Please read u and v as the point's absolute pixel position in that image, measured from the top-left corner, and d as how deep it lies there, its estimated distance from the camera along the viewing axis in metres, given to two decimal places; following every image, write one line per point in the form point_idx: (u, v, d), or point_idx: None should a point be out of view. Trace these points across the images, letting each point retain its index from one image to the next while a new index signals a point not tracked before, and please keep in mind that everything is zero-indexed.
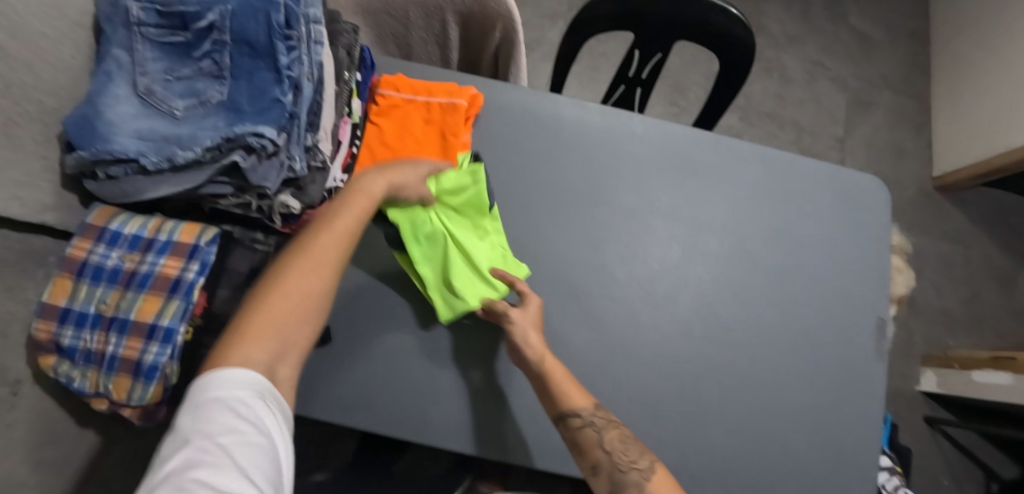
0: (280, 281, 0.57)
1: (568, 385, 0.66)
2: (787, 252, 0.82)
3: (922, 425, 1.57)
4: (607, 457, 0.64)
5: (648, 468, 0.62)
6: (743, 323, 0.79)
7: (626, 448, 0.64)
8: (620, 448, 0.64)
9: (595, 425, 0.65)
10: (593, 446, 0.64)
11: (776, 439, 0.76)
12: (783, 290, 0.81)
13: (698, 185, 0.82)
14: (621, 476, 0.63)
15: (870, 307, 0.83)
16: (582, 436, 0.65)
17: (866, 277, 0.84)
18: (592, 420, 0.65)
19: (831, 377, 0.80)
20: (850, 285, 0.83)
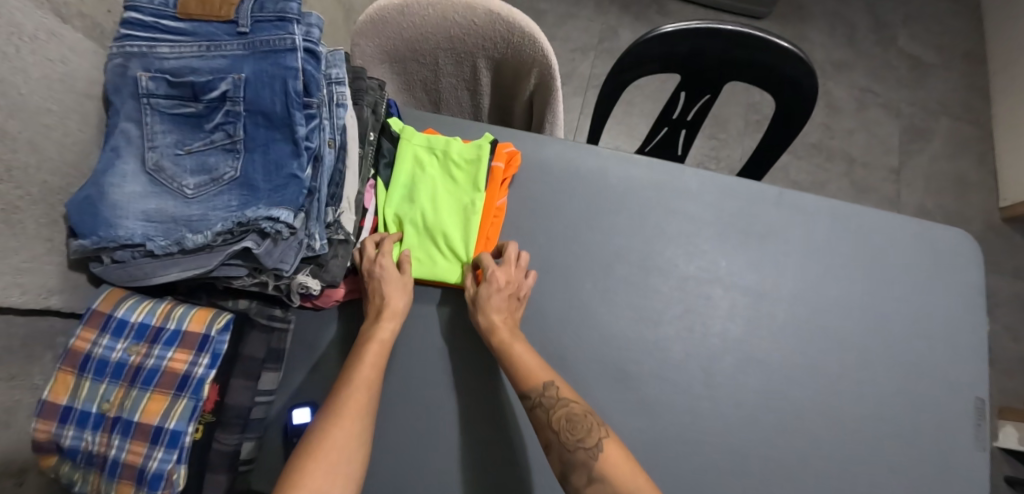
0: (316, 439, 0.53)
1: (522, 361, 0.61)
2: (868, 324, 0.71)
3: (1003, 487, 1.40)
4: (556, 437, 0.57)
5: (593, 446, 0.55)
6: (818, 408, 0.68)
7: (574, 427, 0.57)
8: (565, 427, 0.57)
9: (543, 405, 0.58)
10: (542, 426, 0.58)
11: None
12: (865, 368, 0.70)
13: (759, 247, 0.73)
14: (569, 457, 0.56)
15: (970, 388, 0.71)
16: (535, 417, 0.59)
17: (963, 351, 0.72)
18: (541, 400, 0.59)
19: (925, 474, 0.68)
20: (942, 361, 0.71)
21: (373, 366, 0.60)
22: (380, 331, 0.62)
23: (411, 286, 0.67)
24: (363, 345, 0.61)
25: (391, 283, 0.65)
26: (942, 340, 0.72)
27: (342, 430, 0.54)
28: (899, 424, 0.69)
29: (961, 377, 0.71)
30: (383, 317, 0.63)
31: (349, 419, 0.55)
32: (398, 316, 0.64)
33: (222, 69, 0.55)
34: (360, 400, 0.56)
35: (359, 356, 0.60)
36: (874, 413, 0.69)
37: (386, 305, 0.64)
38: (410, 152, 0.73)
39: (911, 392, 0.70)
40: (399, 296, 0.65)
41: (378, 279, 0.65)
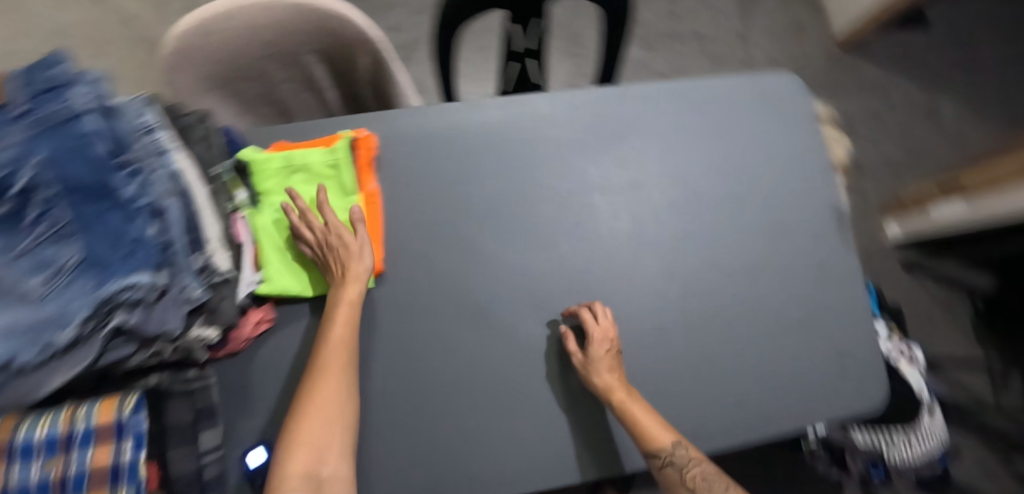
0: (305, 404, 0.60)
1: (648, 426, 0.65)
2: (730, 180, 0.79)
3: (901, 273, 1.61)
4: None
5: None
6: (713, 266, 0.76)
7: (709, 486, 0.66)
8: (702, 486, 0.66)
9: (673, 464, 0.65)
10: (675, 484, 0.66)
11: (781, 367, 0.74)
12: (740, 218, 0.78)
13: (620, 145, 0.78)
14: None
15: (827, 201, 0.81)
16: (665, 475, 0.66)
17: (814, 174, 0.81)
18: (671, 459, 0.65)
19: (812, 288, 0.77)
20: (800, 188, 0.80)
21: (346, 326, 0.65)
22: (347, 294, 0.66)
23: (367, 246, 0.68)
24: (333, 308, 0.65)
25: (351, 249, 0.67)
26: (794, 170, 0.81)
27: (328, 388, 0.61)
28: (782, 254, 0.78)
29: (818, 195, 0.81)
30: (347, 280, 0.66)
31: (332, 377, 0.62)
32: (362, 277, 0.67)
33: (11, 157, 0.48)
34: (338, 359, 0.63)
35: (331, 320, 0.65)
36: (760, 252, 0.77)
37: (347, 268, 0.66)
38: (270, 177, 0.71)
39: (784, 224, 0.79)
40: (359, 258, 0.67)
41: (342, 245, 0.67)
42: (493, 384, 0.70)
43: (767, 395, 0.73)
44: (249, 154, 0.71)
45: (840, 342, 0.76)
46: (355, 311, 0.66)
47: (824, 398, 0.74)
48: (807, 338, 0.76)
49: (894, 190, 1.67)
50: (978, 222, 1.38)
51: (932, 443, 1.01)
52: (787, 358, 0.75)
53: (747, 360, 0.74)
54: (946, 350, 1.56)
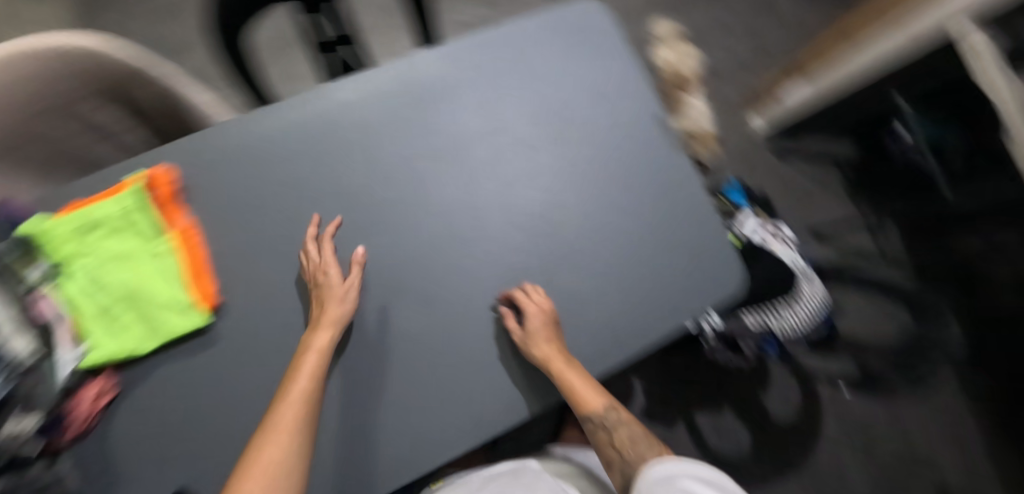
0: (251, 464, 0.58)
1: (580, 393, 0.68)
2: (551, 116, 0.80)
3: (775, 163, 1.69)
4: (619, 455, 0.81)
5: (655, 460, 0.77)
6: (557, 199, 0.78)
7: (635, 445, 0.80)
8: (628, 447, 0.81)
9: (604, 426, 0.81)
10: (607, 446, 0.82)
11: (644, 276, 0.78)
12: (570, 146, 0.80)
13: (435, 110, 0.77)
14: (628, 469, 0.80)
15: (649, 109, 0.83)
16: (598, 437, 0.83)
17: (631, 85, 0.84)
18: (603, 422, 0.80)
19: (653, 198, 0.81)
20: (620, 103, 0.82)
21: (307, 370, 0.63)
22: (317, 341, 0.65)
23: (352, 292, 0.68)
24: (301, 356, 0.65)
25: (334, 291, 0.67)
26: (611, 87, 0.83)
27: (275, 445, 0.59)
28: (619, 170, 0.81)
29: (639, 105, 0.83)
30: (319, 326, 0.66)
31: (280, 433, 0.60)
32: (338, 322, 0.66)
33: None
34: (291, 413, 0.61)
35: (296, 365, 0.64)
36: (597, 174, 0.80)
37: (323, 313, 0.66)
38: (64, 243, 0.66)
39: (613, 142, 0.81)
40: (337, 303, 0.67)
41: (326, 287, 0.67)
42: (368, 376, 0.70)
43: (636, 305, 0.77)
44: (32, 226, 0.65)
45: (692, 237, 0.80)
46: (322, 362, 0.65)
47: (687, 296, 0.78)
48: (661, 243, 0.79)
49: (752, 86, 1.75)
50: (824, 96, 1.48)
51: (814, 301, 1.14)
52: (647, 267, 0.78)
53: (611, 279, 0.77)
54: (831, 222, 1.66)
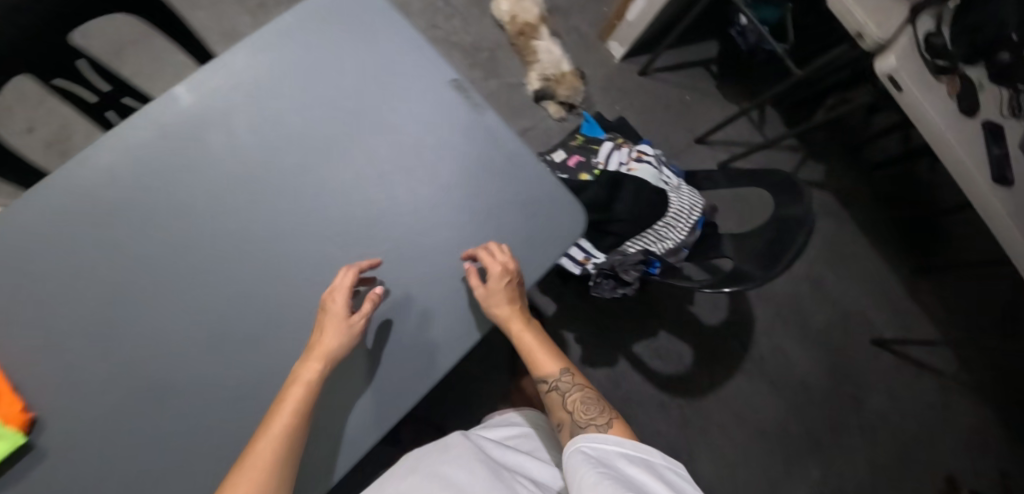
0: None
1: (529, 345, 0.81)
2: (334, 115, 0.77)
3: (642, 81, 1.72)
4: (569, 415, 0.86)
5: (602, 424, 0.82)
6: (364, 196, 0.76)
7: (586, 408, 0.85)
8: (580, 409, 0.86)
9: (556, 388, 0.88)
10: (558, 406, 0.87)
11: (474, 249, 0.78)
12: (364, 138, 0.77)
13: (209, 148, 0.74)
14: (577, 428, 0.84)
15: (437, 79, 0.81)
16: (551, 398, 0.88)
17: (413, 60, 0.81)
18: (556, 385, 0.88)
19: (465, 166, 0.79)
20: (406, 79, 0.79)
21: (290, 403, 0.65)
22: (307, 372, 0.67)
23: (350, 332, 0.69)
24: (288, 387, 0.67)
25: (333, 321, 0.69)
26: (392, 66, 0.79)
27: (250, 482, 0.62)
28: (421, 148, 0.78)
29: (426, 77, 0.80)
30: (314, 357, 0.68)
31: (254, 473, 0.62)
32: (331, 357, 0.68)
33: None
34: (268, 449, 0.63)
35: (286, 393, 0.66)
36: (400, 159, 0.77)
37: (318, 345, 0.68)
38: None
39: (408, 120, 0.78)
40: (335, 335, 0.68)
41: (330, 317, 0.69)
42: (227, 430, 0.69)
43: (473, 279, 0.77)
44: None
45: (514, 195, 0.80)
46: (309, 397, 0.66)
47: (527, 252, 0.80)
48: (484, 211, 0.79)
49: (600, 15, 1.75)
50: (655, 9, 1.49)
51: (695, 217, 1.13)
52: (475, 238, 0.78)
53: (443, 259, 0.77)
54: (704, 123, 1.76)
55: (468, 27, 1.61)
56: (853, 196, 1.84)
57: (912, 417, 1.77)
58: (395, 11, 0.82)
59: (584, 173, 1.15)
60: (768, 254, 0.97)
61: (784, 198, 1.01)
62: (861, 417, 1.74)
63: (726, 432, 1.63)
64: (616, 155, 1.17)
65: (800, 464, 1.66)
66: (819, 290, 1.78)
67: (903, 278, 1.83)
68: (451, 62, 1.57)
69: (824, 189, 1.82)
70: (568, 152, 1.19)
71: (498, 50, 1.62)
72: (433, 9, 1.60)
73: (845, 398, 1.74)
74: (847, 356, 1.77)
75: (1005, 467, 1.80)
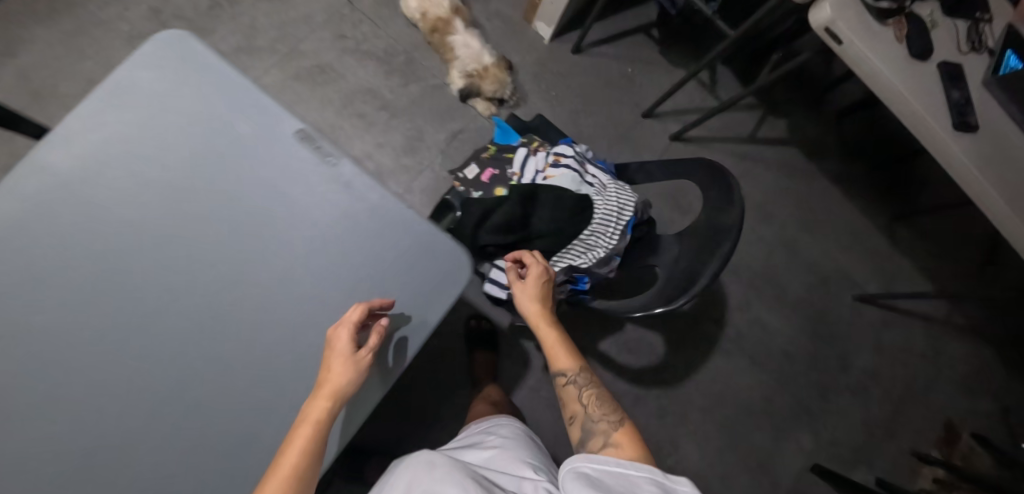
0: None
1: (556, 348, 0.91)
2: (172, 195, 0.71)
3: (577, 60, 1.60)
4: (582, 408, 0.86)
5: (616, 421, 0.81)
6: (211, 279, 0.70)
7: (601, 404, 0.85)
8: (593, 404, 0.85)
9: (573, 382, 0.88)
10: (573, 399, 0.87)
11: (343, 317, 0.72)
12: (205, 214, 0.71)
13: (31, 251, 0.67)
14: (587, 422, 0.83)
15: (281, 134, 0.74)
16: (566, 391, 0.88)
17: (252, 117, 0.74)
18: (574, 378, 0.88)
19: (322, 225, 0.73)
20: (245, 141, 0.73)
21: (297, 444, 0.61)
22: (317, 412, 0.63)
23: (362, 369, 0.65)
24: (295, 431, 0.62)
25: (341, 357, 0.65)
26: (229, 129, 0.73)
27: None
28: (271, 216, 0.72)
29: (269, 134, 0.74)
30: (324, 397, 0.63)
31: None
32: (340, 395, 0.64)
33: None
34: None
35: (292, 436, 0.62)
36: (247, 231, 0.71)
37: (330, 385, 0.64)
38: None
39: (252, 188, 0.72)
40: (342, 372, 0.64)
41: (340, 349, 0.65)
42: None
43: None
44: None
45: (382, 251, 0.73)
46: (321, 440, 0.62)
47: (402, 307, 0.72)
48: (350, 274, 0.72)
49: None
50: None
51: (627, 218, 1.02)
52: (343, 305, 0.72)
53: (308, 331, 0.71)
54: (651, 94, 1.63)
55: (380, 31, 1.49)
56: (820, 147, 1.73)
57: (903, 368, 1.71)
58: (229, 67, 0.75)
59: (500, 187, 1.06)
60: (693, 265, 0.89)
61: (714, 197, 0.93)
62: (850, 378, 1.67)
63: (714, 417, 1.56)
64: (532, 161, 1.07)
65: (793, 435, 1.59)
66: (796, 254, 1.68)
67: (882, 227, 1.74)
68: (366, 73, 1.47)
69: (788, 146, 1.70)
70: (481, 166, 1.08)
71: (416, 51, 1.51)
72: (338, 18, 1.48)
73: (832, 360, 1.67)
74: (831, 317, 1.68)
75: (1004, 402, 1.75)
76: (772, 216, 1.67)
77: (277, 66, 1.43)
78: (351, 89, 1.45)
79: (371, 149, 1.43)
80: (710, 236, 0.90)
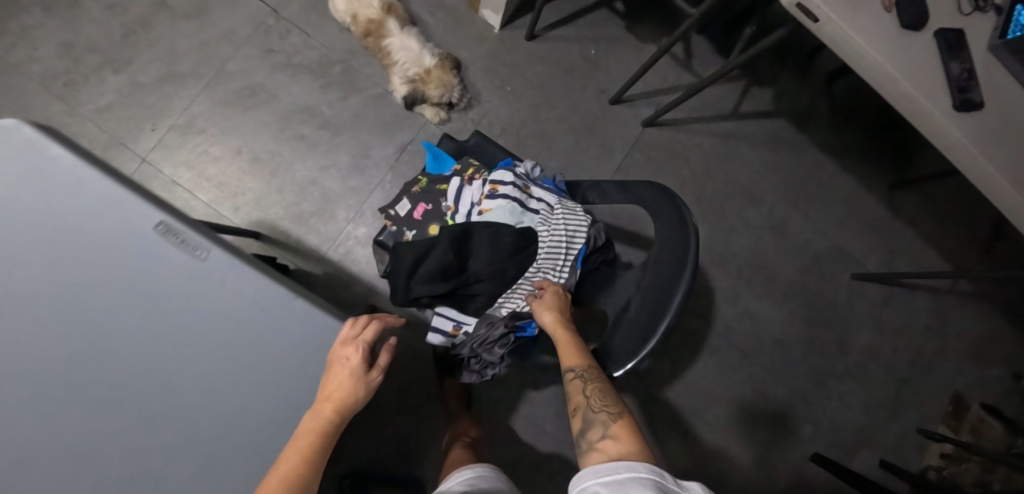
0: None
1: (564, 347, 0.78)
2: (12, 310, 0.60)
3: (533, 47, 1.45)
4: (585, 400, 0.72)
5: (618, 414, 0.69)
6: (75, 413, 0.61)
7: (602, 395, 0.72)
8: (597, 396, 0.72)
9: (579, 376, 0.74)
10: (575, 392, 0.74)
11: (233, 435, 0.64)
12: (59, 337, 0.61)
13: None
14: (589, 415, 0.70)
15: (138, 230, 0.62)
16: (570, 386, 0.75)
17: (101, 213, 0.62)
18: (580, 372, 0.75)
19: (195, 327, 0.63)
20: (93, 243, 0.61)
21: (299, 456, 0.61)
22: (320, 422, 0.63)
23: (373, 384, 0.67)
24: (299, 437, 0.62)
25: (346, 370, 0.64)
26: (74, 232, 0.61)
27: None
28: (136, 330, 0.62)
29: (124, 232, 0.62)
30: (331, 407, 0.63)
31: None
32: (345, 409, 0.64)
33: None
34: None
35: (294, 445, 0.62)
36: (111, 350, 0.61)
37: (337, 393, 0.63)
38: None
39: (111, 299, 0.61)
40: (348, 385, 0.64)
41: (351, 371, 0.64)
42: None
43: (238, 473, 0.64)
44: None
45: (267, 347, 0.64)
46: (324, 449, 0.62)
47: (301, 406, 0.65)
48: (233, 377, 0.63)
49: None
50: None
51: (577, 250, 0.90)
52: (232, 421, 0.64)
53: (195, 445, 0.63)
54: (618, 77, 1.47)
55: (310, 40, 1.36)
56: (809, 115, 1.57)
57: (911, 346, 1.59)
58: (59, 148, 0.61)
59: (434, 225, 0.96)
60: (643, 314, 0.78)
61: (668, 230, 0.79)
62: (850, 361, 1.56)
63: (705, 417, 1.48)
64: (467, 194, 0.96)
65: (790, 428, 1.51)
66: (789, 236, 1.55)
67: (885, 197, 1.59)
68: (301, 88, 1.35)
69: (774, 118, 1.55)
70: (412, 202, 0.98)
71: (353, 59, 1.37)
72: (265, 30, 1.35)
73: (833, 345, 1.55)
74: (830, 299, 1.56)
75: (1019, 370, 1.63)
76: (760, 198, 1.54)
77: (204, 93, 1.32)
78: (287, 109, 1.34)
79: (315, 173, 1.33)
80: (662, 279, 0.78)
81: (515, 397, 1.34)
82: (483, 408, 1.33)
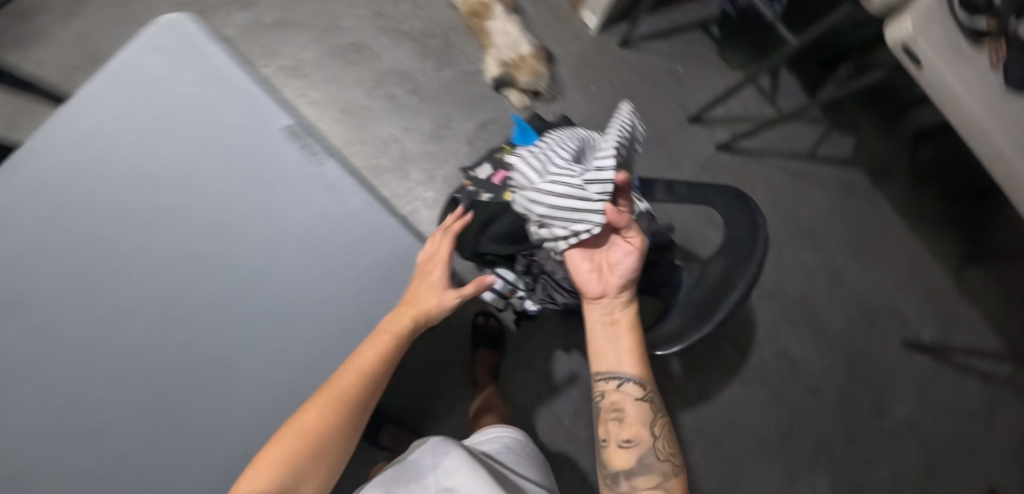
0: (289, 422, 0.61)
1: (625, 343, 0.75)
2: (166, 171, 0.69)
3: (624, 55, 1.50)
4: (647, 435, 0.72)
5: (675, 469, 0.72)
6: (186, 275, 0.68)
7: (665, 445, 0.73)
8: (664, 441, 0.73)
9: (648, 404, 0.74)
10: (638, 420, 0.73)
11: (310, 330, 0.68)
12: (183, 210, 0.69)
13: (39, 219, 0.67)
14: (642, 457, 0.71)
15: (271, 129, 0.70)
16: (628, 403, 0.73)
17: (244, 108, 0.71)
18: (650, 401, 0.74)
19: (301, 222, 0.69)
20: (235, 133, 0.70)
21: (376, 349, 0.64)
22: (401, 325, 0.66)
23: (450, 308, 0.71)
24: (379, 336, 0.65)
25: (438, 289, 0.69)
26: (221, 119, 0.70)
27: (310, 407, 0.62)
28: (252, 213, 0.69)
29: (258, 129, 0.70)
30: (415, 318, 0.66)
31: (326, 401, 0.62)
32: (422, 319, 0.67)
33: None
34: (347, 381, 0.63)
35: (373, 337, 0.66)
36: (229, 227, 0.69)
37: (422, 307, 0.67)
38: None
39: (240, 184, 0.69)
40: (431, 299, 0.68)
41: (436, 286, 0.69)
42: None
43: (302, 368, 0.67)
44: None
45: (358, 256, 0.69)
46: (394, 353, 0.65)
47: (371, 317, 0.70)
48: (325, 274, 0.69)
49: None
50: None
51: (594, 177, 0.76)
52: (314, 313, 0.68)
53: (278, 330, 0.68)
54: (700, 98, 1.51)
55: (419, 11, 1.46)
56: (883, 170, 1.57)
57: (952, 424, 1.52)
58: (224, 54, 0.71)
59: None
60: (695, 307, 0.81)
61: (735, 232, 0.82)
62: (884, 425, 1.50)
63: (724, 449, 1.45)
64: None
65: (808, 479, 1.46)
66: (842, 285, 1.53)
67: (949, 267, 1.56)
68: (400, 53, 1.43)
69: (849, 167, 1.56)
70: (494, 167, 1.04)
71: (453, 35, 1.46)
72: None
73: (868, 405, 1.51)
74: (873, 357, 1.52)
75: None
76: (820, 242, 1.53)
77: (314, 42, 1.42)
78: (384, 70, 1.42)
79: (397, 132, 1.40)
80: (722, 275, 0.80)
81: (541, 384, 1.36)
82: (511, 386, 1.35)
